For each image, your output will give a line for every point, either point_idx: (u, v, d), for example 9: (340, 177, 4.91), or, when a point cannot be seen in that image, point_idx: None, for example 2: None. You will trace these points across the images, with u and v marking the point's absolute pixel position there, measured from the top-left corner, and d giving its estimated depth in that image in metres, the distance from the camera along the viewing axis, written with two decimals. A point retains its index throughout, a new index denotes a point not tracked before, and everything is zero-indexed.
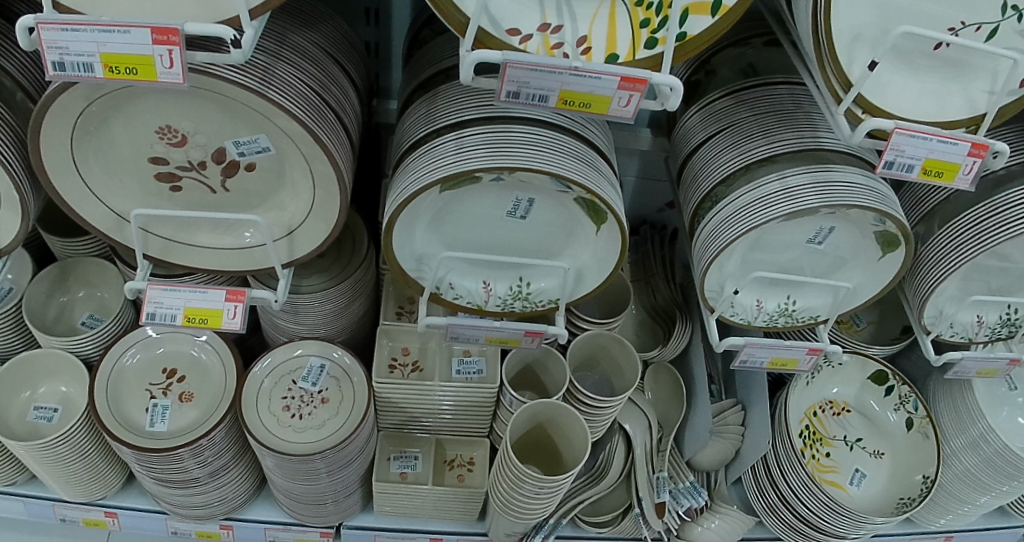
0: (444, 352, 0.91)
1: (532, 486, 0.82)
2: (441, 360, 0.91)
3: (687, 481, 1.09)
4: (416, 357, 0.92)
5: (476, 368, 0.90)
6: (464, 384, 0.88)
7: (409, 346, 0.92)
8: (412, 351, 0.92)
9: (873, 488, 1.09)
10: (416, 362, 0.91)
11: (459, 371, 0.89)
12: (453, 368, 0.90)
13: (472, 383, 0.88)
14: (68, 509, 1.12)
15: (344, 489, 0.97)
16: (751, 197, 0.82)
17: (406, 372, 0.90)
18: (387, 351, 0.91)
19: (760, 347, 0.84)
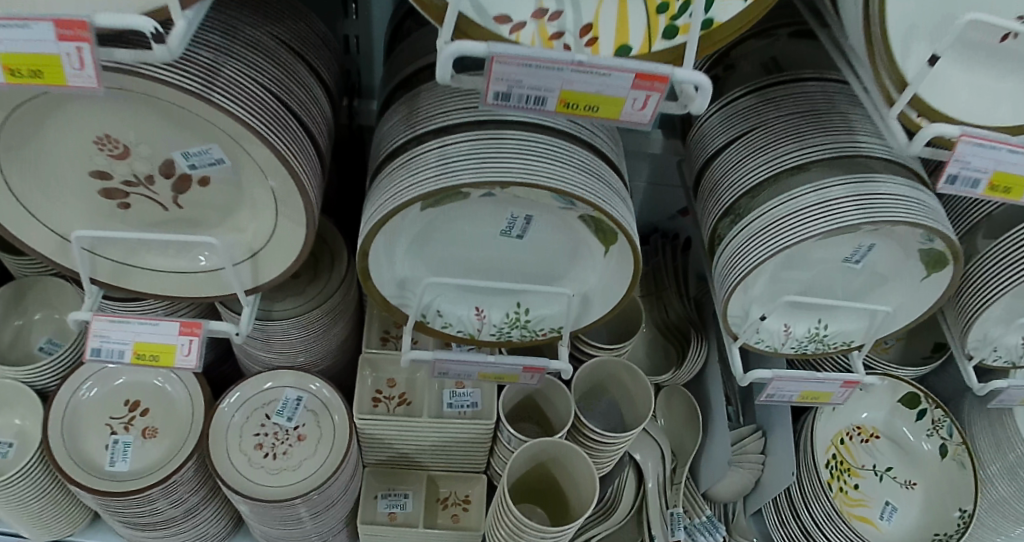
0: (434, 384, 0.81)
1: (534, 536, 0.72)
2: (431, 393, 0.80)
3: (703, 516, 0.98)
4: (403, 389, 0.81)
5: (470, 402, 0.79)
6: (456, 422, 0.78)
7: (395, 377, 0.81)
8: (399, 382, 0.81)
9: (904, 523, 0.98)
10: (402, 394, 0.80)
11: (451, 406, 0.79)
12: (444, 403, 0.79)
13: (466, 420, 0.78)
14: None
15: (326, 533, 0.86)
16: (781, 211, 0.72)
17: (390, 407, 0.79)
18: (370, 383, 0.80)
19: (790, 381, 0.74)
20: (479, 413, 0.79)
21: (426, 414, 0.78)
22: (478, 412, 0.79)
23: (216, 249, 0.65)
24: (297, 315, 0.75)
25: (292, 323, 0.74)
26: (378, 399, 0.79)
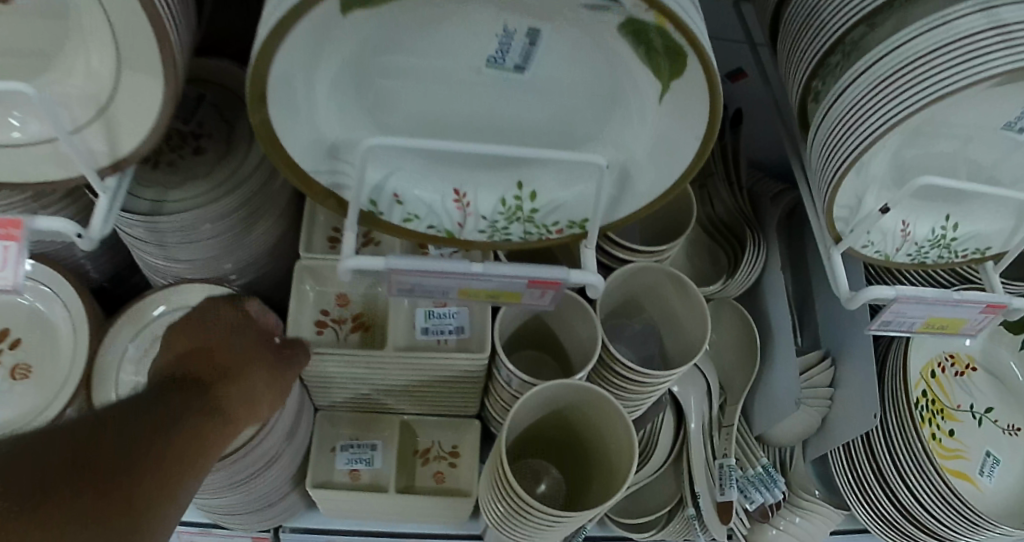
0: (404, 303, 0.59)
1: (538, 520, 0.53)
2: (398, 313, 0.57)
3: (758, 467, 0.78)
4: (360, 308, 0.60)
5: (453, 328, 0.57)
6: (435, 356, 0.56)
7: (348, 292, 0.60)
8: (353, 299, 0.60)
9: (1008, 480, 0.80)
10: (359, 316, 0.59)
11: (426, 333, 0.57)
12: (418, 328, 0.57)
13: (450, 353, 0.56)
14: None
15: (272, 494, 0.67)
16: (932, 46, 0.45)
17: (342, 334, 0.58)
18: (315, 301, 0.59)
19: (916, 302, 0.51)
20: (466, 342, 0.57)
21: (392, 346, 0.56)
22: (467, 342, 0.57)
23: (36, 103, 0.39)
24: (204, 204, 0.52)
25: (201, 214, 0.52)
26: (326, 322, 0.58)
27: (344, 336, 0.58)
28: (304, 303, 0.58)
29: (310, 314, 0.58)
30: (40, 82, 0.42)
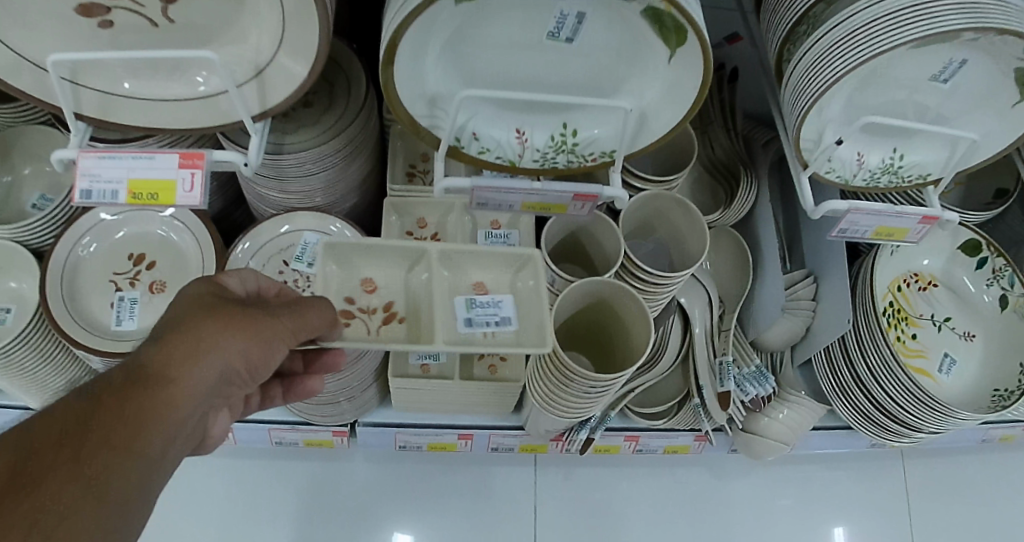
0: (446, 293, 0.62)
1: (582, 386, 0.70)
2: (438, 303, 0.61)
3: (752, 366, 0.94)
4: (388, 298, 0.63)
5: (497, 321, 0.60)
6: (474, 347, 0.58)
7: (375, 275, 0.64)
8: (380, 284, 0.64)
9: (964, 377, 0.94)
10: (387, 304, 0.62)
11: (468, 327, 0.60)
12: (454, 319, 0.60)
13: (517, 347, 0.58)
14: None
15: (362, 383, 0.85)
16: (869, 17, 0.60)
17: (371, 328, 0.60)
18: (342, 283, 0.62)
19: (867, 215, 0.67)
20: (517, 340, 0.60)
21: (434, 340, 0.58)
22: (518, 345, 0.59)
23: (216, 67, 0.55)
24: (317, 145, 0.67)
25: (316, 154, 0.67)
26: (350, 315, 0.60)
27: (373, 329, 0.60)
28: (326, 283, 0.62)
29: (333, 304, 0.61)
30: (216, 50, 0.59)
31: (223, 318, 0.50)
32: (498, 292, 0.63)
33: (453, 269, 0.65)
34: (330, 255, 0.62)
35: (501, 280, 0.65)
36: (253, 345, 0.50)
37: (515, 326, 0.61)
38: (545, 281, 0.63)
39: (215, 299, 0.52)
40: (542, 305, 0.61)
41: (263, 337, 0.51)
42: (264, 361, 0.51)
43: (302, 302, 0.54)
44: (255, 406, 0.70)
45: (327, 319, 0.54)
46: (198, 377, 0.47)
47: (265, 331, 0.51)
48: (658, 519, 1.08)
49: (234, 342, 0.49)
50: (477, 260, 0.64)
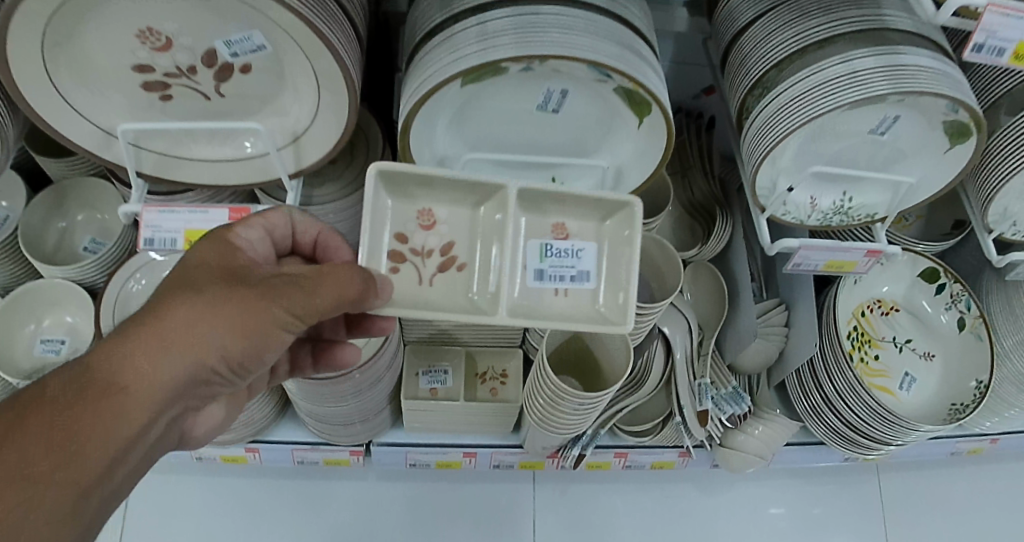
0: (516, 239, 0.60)
1: (572, 402, 0.80)
2: (507, 256, 0.59)
3: (729, 387, 1.04)
4: (447, 236, 0.61)
5: (570, 278, 0.61)
6: (542, 315, 0.59)
7: (435, 207, 0.61)
8: (440, 219, 0.62)
9: (924, 394, 1.04)
10: (448, 243, 0.61)
11: (538, 284, 0.60)
12: (523, 271, 0.60)
13: (590, 324, 0.58)
14: (205, 448, 1.02)
15: (375, 406, 0.94)
16: (808, 84, 0.72)
17: (423, 276, 0.60)
18: (401, 217, 0.60)
19: (817, 251, 0.77)
20: (596, 312, 0.60)
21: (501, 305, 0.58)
22: (597, 317, 0.60)
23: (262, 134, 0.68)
24: (343, 197, 0.79)
25: (339, 205, 0.78)
26: (402, 258, 0.60)
27: (427, 276, 0.60)
28: (381, 215, 0.59)
29: (385, 240, 0.59)
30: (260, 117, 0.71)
31: (213, 299, 0.47)
32: (580, 239, 0.61)
33: (534, 207, 0.61)
34: (386, 184, 0.59)
35: (587, 221, 0.63)
36: (237, 333, 0.48)
37: (593, 283, 0.61)
38: (639, 233, 0.60)
39: (204, 273, 0.49)
40: (627, 269, 0.60)
41: (248, 324, 0.48)
42: (256, 346, 0.49)
43: (302, 276, 0.49)
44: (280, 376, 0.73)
45: (347, 289, 0.49)
46: (165, 372, 0.46)
47: (253, 315, 0.48)
48: (650, 531, 1.16)
49: (213, 329, 0.47)
50: (563, 199, 0.61)
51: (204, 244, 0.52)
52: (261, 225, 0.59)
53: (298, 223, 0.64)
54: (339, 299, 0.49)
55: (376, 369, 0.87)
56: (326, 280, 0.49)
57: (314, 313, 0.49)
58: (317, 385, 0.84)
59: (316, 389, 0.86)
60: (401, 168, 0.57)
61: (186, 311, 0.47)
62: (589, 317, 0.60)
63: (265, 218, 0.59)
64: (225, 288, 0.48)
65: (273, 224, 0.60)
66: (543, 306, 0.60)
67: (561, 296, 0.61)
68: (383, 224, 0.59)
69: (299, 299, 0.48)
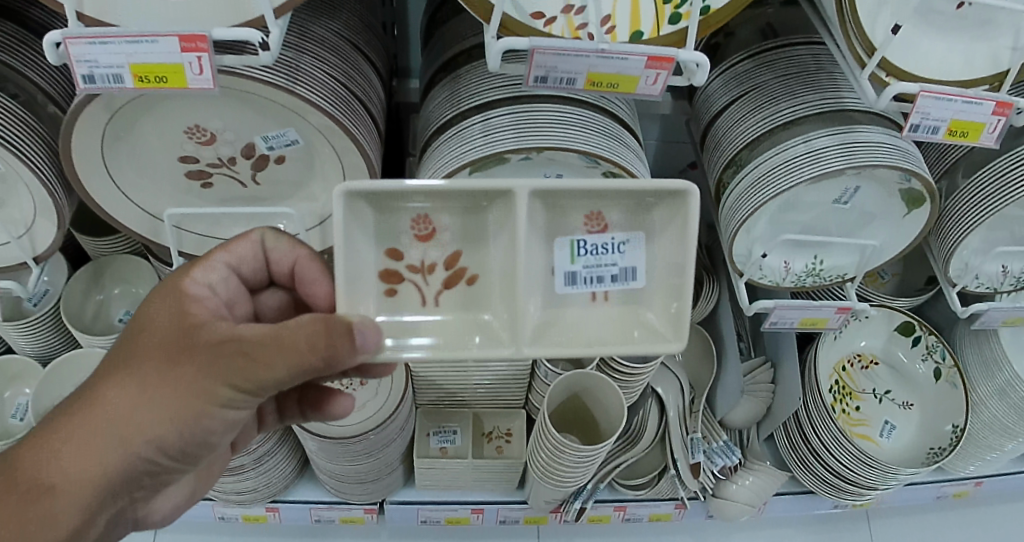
0: (532, 247, 0.53)
1: (571, 455, 0.86)
2: (522, 269, 0.51)
3: (720, 440, 1.11)
4: (450, 246, 0.55)
5: (611, 278, 0.55)
6: (578, 336, 0.54)
7: (432, 213, 0.54)
8: (438, 227, 0.54)
9: (903, 439, 1.10)
10: (452, 254, 0.55)
11: (571, 288, 0.55)
12: (554, 275, 0.54)
13: (640, 346, 0.53)
14: (228, 507, 1.07)
15: (387, 467, 1.00)
16: (775, 162, 0.80)
17: (427, 295, 0.55)
18: (393, 230, 0.53)
19: (790, 309, 0.88)
20: (645, 328, 0.55)
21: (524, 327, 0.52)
22: (647, 334, 0.54)
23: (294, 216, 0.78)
24: None
25: None
26: (399, 278, 0.54)
27: (433, 294, 0.55)
28: (364, 236, 0.52)
29: (377, 260, 0.54)
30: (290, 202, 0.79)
31: (144, 380, 0.50)
32: (621, 231, 0.54)
33: (555, 205, 0.53)
34: (361, 201, 0.51)
35: (624, 210, 0.54)
36: (162, 423, 0.50)
37: (640, 280, 0.55)
38: (693, 227, 0.52)
39: (143, 344, 0.51)
40: (681, 269, 0.53)
41: (171, 411, 0.50)
42: (188, 429, 0.52)
43: (243, 339, 0.47)
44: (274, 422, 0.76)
45: (290, 354, 0.45)
46: (103, 451, 0.51)
47: (175, 402, 0.50)
48: None
49: (136, 422, 0.50)
50: (586, 191, 0.52)
51: (157, 298, 0.54)
52: (228, 261, 0.62)
53: (271, 251, 0.65)
54: (281, 368, 0.45)
55: (389, 431, 0.93)
56: (272, 345, 0.45)
57: (257, 383, 0.47)
58: (334, 444, 0.90)
59: (334, 450, 0.92)
60: (369, 186, 0.49)
61: (115, 400, 0.50)
62: (636, 335, 0.54)
63: (229, 256, 0.61)
64: (154, 364, 0.50)
65: (238, 257, 0.63)
66: (581, 311, 0.56)
67: (601, 303, 0.56)
68: (373, 241, 0.53)
69: (241, 365, 0.47)
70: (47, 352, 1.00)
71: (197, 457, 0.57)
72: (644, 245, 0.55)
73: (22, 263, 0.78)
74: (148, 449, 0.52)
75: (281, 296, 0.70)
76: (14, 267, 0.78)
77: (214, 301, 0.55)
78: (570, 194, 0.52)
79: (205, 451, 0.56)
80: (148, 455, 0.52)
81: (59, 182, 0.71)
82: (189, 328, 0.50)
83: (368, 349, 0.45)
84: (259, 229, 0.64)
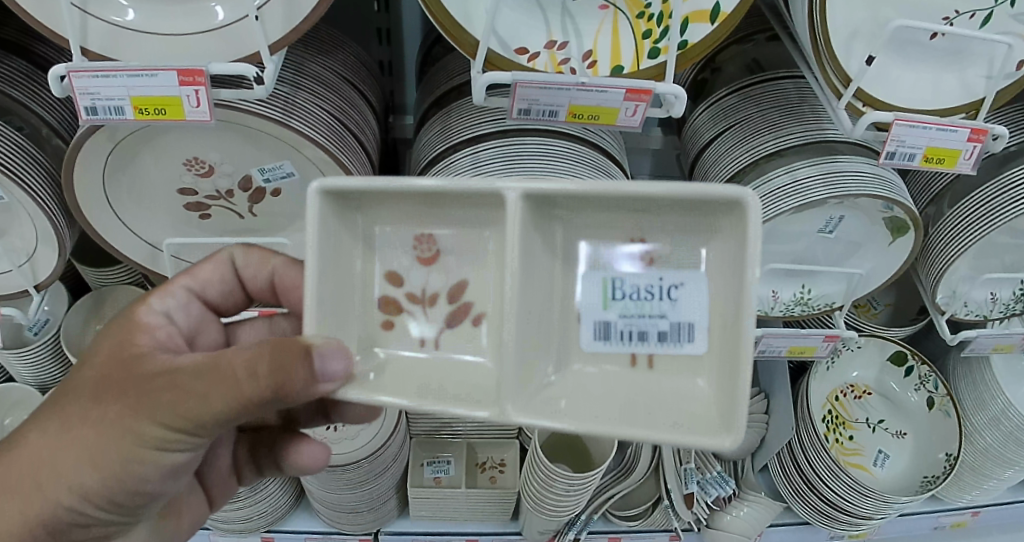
0: (525, 267, 0.48)
1: (563, 484, 0.87)
2: (510, 292, 0.47)
3: (714, 471, 1.09)
4: (453, 273, 0.53)
5: (656, 336, 0.49)
6: (600, 395, 0.50)
7: (436, 233, 0.53)
8: (442, 249, 0.53)
9: (896, 468, 1.10)
10: (457, 284, 0.53)
11: (604, 344, 0.51)
12: (583, 327, 0.51)
13: (684, 433, 0.45)
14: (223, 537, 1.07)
15: (383, 494, 1.00)
16: (760, 192, 0.82)
17: (426, 332, 0.53)
18: (393, 252, 0.53)
19: (778, 337, 0.90)
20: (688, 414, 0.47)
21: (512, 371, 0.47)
22: (694, 410, 0.48)
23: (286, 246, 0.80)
24: None
25: None
26: (397, 307, 0.54)
27: (434, 332, 0.53)
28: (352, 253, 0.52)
29: (378, 285, 0.54)
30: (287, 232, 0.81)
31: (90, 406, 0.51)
32: (671, 272, 0.50)
33: (578, 224, 0.52)
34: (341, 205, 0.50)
35: (670, 240, 0.50)
36: (98, 462, 0.50)
37: (692, 344, 0.49)
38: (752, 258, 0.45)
39: (92, 371, 0.52)
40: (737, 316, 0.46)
41: (100, 452, 0.50)
42: (119, 472, 0.51)
43: (181, 371, 0.47)
44: (252, 474, 0.75)
45: (227, 385, 0.45)
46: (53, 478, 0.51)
47: (105, 441, 0.50)
48: None
49: (73, 461, 0.50)
50: (601, 200, 0.49)
51: (105, 331, 0.55)
52: (189, 287, 0.63)
53: (242, 268, 0.65)
54: (216, 400, 0.46)
55: (383, 459, 0.93)
56: (209, 374, 0.46)
57: (193, 419, 0.47)
58: (329, 472, 0.91)
59: (329, 478, 0.92)
60: (347, 186, 0.48)
61: (46, 439, 0.51)
62: (662, 400, 0.49)
63: (191, 278, 0.63)
64: (87, 400, 0.51)
65: (203, 281, 0.64)
66: (618, 377, 0.51)
67: (644, 368, 0.51)
68: (378, 262, 0.54)
69: (175, 399, 0.47)
70: (47, 381, 1.01)
71: (136, 506, 0.56)
72: (701, 292, 0.49)
73: (23, 291, 0.79)
74: (74, 496, 0.52)
75: (258, 328, 0.72)
76: (14, 296, 0.79)
77: (168, 330, 0.56)
78: (570, 200, 0.50)
79: (144, 498, 0.56)
80: (74, 503, 0.52)
81: (60, 211, 0.73)
82: (131, 359, 0.51)
83: (332, 377, 0.44)
84: (230, 246, 0.65)
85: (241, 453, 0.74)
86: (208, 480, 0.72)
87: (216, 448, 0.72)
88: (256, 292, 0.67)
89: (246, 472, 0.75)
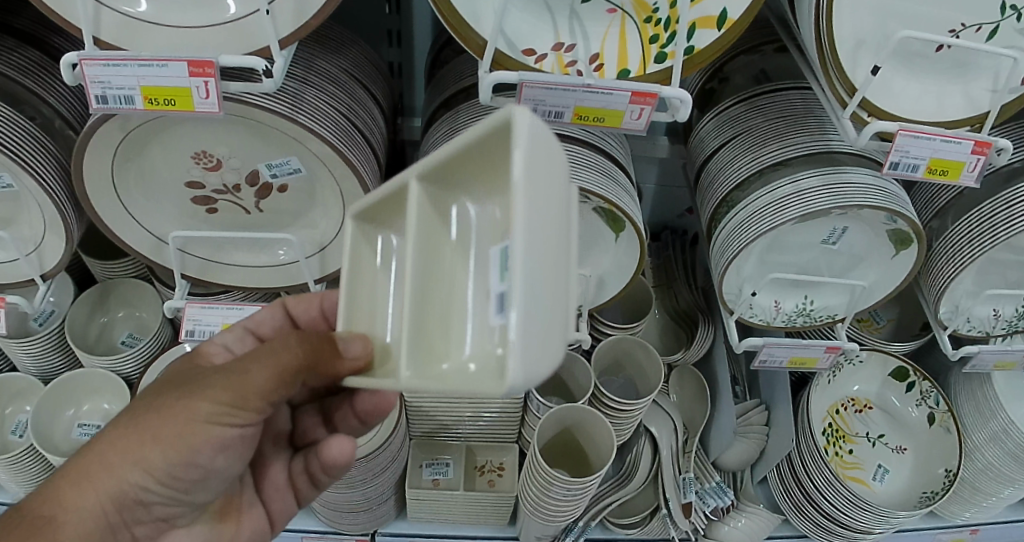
0: (423, 251, 0.42)
1: (560, 489, 0.86)
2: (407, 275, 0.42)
3: (713, 481, 1.10)
4: None
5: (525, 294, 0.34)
6: (474, 375, 0.38)
7: None
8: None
9: (896, 483, 1.09)
10: None
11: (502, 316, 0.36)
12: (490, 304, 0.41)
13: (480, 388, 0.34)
14: None
15: (381, 495, 1.00)
16: (764, 201, 0.82)
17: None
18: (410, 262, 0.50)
19: (779, 347, 0.90)
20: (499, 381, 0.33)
21: (406, 330, 0.41)
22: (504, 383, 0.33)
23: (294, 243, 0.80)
24: None
25: None
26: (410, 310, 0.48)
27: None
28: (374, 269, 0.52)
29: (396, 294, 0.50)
30: (294, 227, 0.81)
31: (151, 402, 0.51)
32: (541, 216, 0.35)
33: (490, 196, 0.42)
34: (379, 229, 0.53)
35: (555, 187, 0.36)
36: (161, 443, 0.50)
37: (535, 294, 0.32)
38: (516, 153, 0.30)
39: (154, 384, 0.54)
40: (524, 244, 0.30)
41: (156, 430, 0.50)
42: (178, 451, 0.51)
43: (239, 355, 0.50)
44: (309, 489, 0.71)
45: (273, 354, 0.47)
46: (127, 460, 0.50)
47: (163, 418, 0.50)
48: None
49: (139, 444, 0.50)
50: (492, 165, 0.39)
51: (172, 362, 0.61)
52: (246, 325, 0.67)
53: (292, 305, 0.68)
54: (266, 368, 0.47)
55: (382, 458, 0.93)
56: (259, 350, 0.48)
57: (240, 392, 0.48)
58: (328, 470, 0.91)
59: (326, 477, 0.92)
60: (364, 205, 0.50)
61: (113, 425, 0.51)
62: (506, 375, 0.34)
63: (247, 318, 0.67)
64: (150, 395, 0.52)
65: (257, 318, 0.67)
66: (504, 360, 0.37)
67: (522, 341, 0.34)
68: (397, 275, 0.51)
69: (226, 377, 0.49)
70: (49, 373, 1.01)
71: (194, 483, 0.55)
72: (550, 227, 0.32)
73: (30, 279, 0.80)
74: (137, 472, 0.51)
75: None
76: (21, 284, 0.80)
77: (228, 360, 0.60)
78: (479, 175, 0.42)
79: (199, 473, 0.54)
80: (139, 478, 0.51)
81: (69, 201, 0.74)
82: (195, 368, 0.55)
83: (352, 358, 0.46)
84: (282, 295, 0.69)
85: (295, 467, 0.72)
86: (264, 492, 0.70)
87: (268, 461, 0.71)
88: (308, 323, 0.68)
89: (302, 488, 0.71)
